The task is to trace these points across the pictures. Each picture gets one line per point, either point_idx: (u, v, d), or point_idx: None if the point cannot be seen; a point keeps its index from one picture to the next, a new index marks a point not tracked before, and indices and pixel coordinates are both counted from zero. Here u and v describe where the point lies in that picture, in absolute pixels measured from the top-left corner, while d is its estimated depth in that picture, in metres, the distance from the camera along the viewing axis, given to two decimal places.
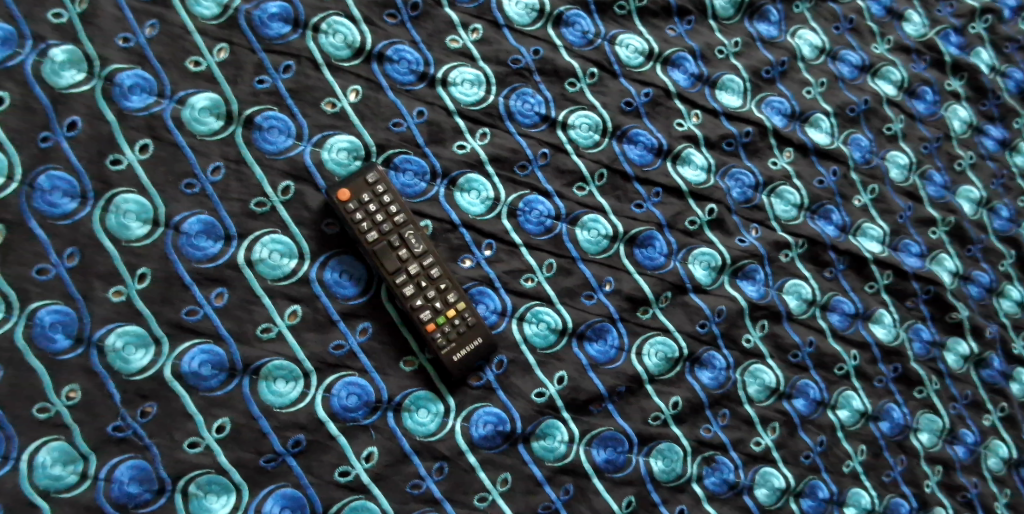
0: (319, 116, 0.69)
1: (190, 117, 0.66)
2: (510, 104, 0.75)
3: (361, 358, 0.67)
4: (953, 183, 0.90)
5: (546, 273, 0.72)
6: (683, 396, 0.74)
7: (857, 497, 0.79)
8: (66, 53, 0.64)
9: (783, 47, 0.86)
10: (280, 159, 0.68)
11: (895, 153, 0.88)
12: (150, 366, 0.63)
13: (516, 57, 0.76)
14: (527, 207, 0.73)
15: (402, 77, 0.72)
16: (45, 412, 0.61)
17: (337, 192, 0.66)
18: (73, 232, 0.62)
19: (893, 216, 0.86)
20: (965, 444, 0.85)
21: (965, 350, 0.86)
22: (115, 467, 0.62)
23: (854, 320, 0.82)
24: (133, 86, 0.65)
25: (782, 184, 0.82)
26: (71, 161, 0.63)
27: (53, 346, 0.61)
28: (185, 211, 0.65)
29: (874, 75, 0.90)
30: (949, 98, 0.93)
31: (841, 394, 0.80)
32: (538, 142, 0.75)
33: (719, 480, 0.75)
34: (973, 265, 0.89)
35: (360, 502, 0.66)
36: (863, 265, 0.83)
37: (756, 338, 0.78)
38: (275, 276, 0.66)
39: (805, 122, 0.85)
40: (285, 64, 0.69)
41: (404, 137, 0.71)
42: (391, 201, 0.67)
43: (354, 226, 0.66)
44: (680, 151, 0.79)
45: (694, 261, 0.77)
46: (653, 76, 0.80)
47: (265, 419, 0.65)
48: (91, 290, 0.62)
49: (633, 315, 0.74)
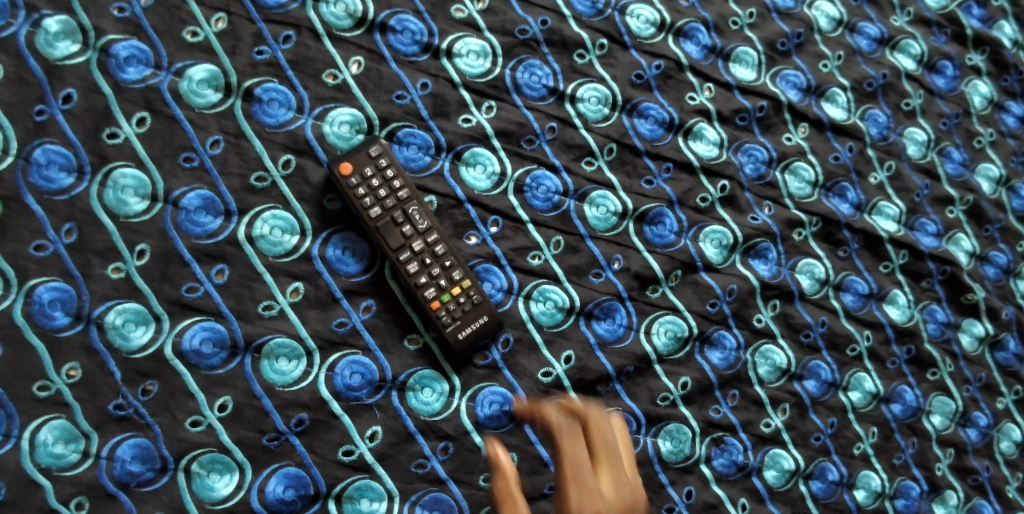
0: (320, 88, 0.67)
1: (188, 89, 0.64)
2: (516, 76, 0.73)
3: (364, 335, 0.66)
4: (972, 160, 0.88)
5: (553, 250, 0.71)
6: (692, 376, 0.73)
7: (867, 480, 0.78)
8: (59, 23, 0.62)
9: (799, 18, 0.83)
10: (280, 132, 0.66)
11: (913, 129, 0.85)
12: (150, 343, 0.62)
13: (523, 27, 0.73)
14: (534, 183, 0.71)
15: (405, 48, 0.70)
16: (47, 390, 0.60)
17: (339, 166, 0.65)
18: (69, 208, 0.61)
19: (910, 195, 0.84)
20: (978, 427, 0.83)
21: (980, 331, 0.85)
22: (117, 446, 0.61)
23: (867, 301, 0.80)
24: (128, 58, 0.63)
25: (796, 160, 0.79)
26: (67, 135, 0.61)
27: (53, 323, 0.60)
28: (184, 186, 0.64)
29: (892, 48, 0.87)
30: (969, 73, 0.90)
31: (853, 376, 0.78)
32: (545, 116, 0.73)
33: (728, 461, 0.73)
34: (990, 245, 0.87)
35: (365, 481, 0.65)
36: (878, 243, 0.81)
37: (767, 318, 0.76)
38: (276, 253, 0.65)
39: (821, 96, 0.82)
40: (285, 35, 0.67)
41: (407, 110, 0.69)
42: (394, 176, 0.66)
43: (356, 201, 0.64)
44: (692, 125, 0.77)
45: (705, 239, 0.75)
46: (664, 47, 0.77)
47: (267, 398, 0.64)
48: (89, 267, 0.61)
49: (642, 294, 0.73)
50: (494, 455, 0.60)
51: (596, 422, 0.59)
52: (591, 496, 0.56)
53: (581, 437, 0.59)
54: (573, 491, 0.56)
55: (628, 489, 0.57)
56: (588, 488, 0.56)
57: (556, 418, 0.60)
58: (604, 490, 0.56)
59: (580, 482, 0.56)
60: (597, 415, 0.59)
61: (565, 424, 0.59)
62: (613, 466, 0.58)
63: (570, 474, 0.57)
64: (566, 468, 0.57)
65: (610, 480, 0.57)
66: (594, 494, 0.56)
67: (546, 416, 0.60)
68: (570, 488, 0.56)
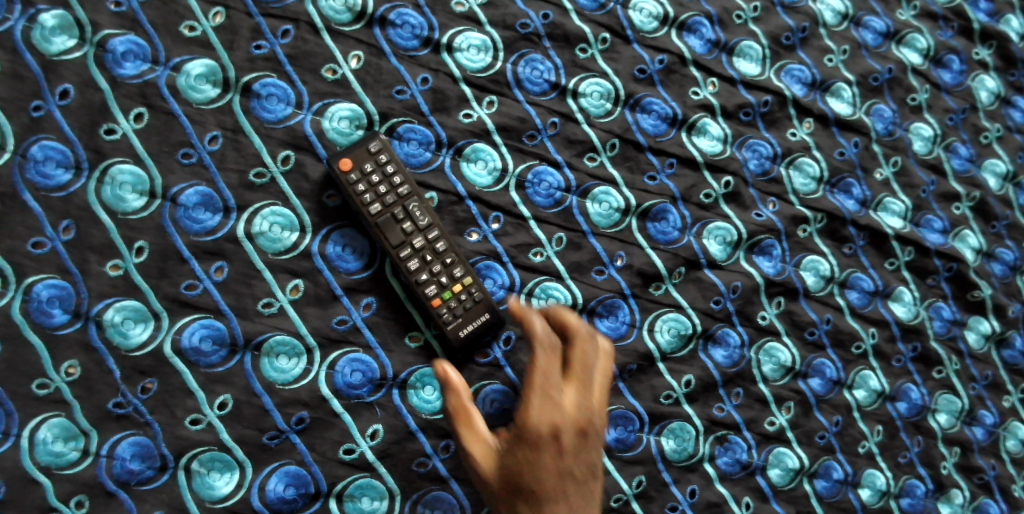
0: (319, 83, 0.67)
1: (186, 84, 0.64)
2: (518, 70, 0.72)
3: (365, 333, 0.66)
4: (978, 156, 0.87)
5: (555, 247, 0.70)
6: (696, 374, 0.72)
7: (872, 478, 0.77)
8: (56, 18, 0.61)
9: (804, 12, 0.82)
10: (279, 128, 0.65)
11: (919, 125, 0.85)
12: (149, 341, 0.61)
13: (524, 21, 0.73)
14: (536, 179, 0.71)
15: (405, 43, 0.69)
16: (45, 388, 0.59)
17: (338, 161, 0.64)
18: (67, 204, 0.60)
19: (916, 191, 0.83)
20: (984, 425, 0.83)
21: (987, 328, 0.84)
22: (116, 444, 0.60)
23: (873, 298, 0.79)
24: (126, 53, 0.63)
25: (801, 156, 0.79)
26: (64, 131, 0.61)
27: (51, 321, 0.60)
28: (183, 183, 0.63)
29: (898, 42, 0.86)
30: (976, 68, 0.89)
31: (858, 374, 0.78)
32: (547, 111, 0.72)
33: (732, 460, 0.73)
34: (997, 242, 0.86)
35: (366, 480, 0.65)
36: (884, 240, 0.80)
37: (771, 315, 0.75)
38: (275, 250, 0.64)
39: (826, 91, 0.82)
40: (283, 29, 0.66)
41: (408, 105, 0.68)
42: (395, 172, 0.65)
43: (356, 197, 0.64)
44: (696, 121, 0.76)
45: (708, 235, 0.74)
46: (667, 41, 0.77)
47: (266, 396, 0.63)
48: (87, 264, 0.61)
49: (646, 291, 0.72)
50: (443, 372, 0.62)
51: (579, 342, 0.62)
52: (555, 405, 0.59)
53: (557, 351, 0.61)
54: (537, 398, 0.59)
55: (589, 406, 0.61)
56: (553, 398, 0.59)
57: (541, 330, 0.61)
58: (566, 403, 0.60)
59: (546, 393, 0.59)
60: (583, 337, 0.63)
61: (545, 336, 0.61)
62: (581, 384, 0.61)
63: (538, 382, 0.60)
64: (535, 376, 0.60)
65: (574, 396, 0.61)
66: (557, 405, 0.59)
67: (531, 326, 0.61)
68: (535, 395, 0.59)
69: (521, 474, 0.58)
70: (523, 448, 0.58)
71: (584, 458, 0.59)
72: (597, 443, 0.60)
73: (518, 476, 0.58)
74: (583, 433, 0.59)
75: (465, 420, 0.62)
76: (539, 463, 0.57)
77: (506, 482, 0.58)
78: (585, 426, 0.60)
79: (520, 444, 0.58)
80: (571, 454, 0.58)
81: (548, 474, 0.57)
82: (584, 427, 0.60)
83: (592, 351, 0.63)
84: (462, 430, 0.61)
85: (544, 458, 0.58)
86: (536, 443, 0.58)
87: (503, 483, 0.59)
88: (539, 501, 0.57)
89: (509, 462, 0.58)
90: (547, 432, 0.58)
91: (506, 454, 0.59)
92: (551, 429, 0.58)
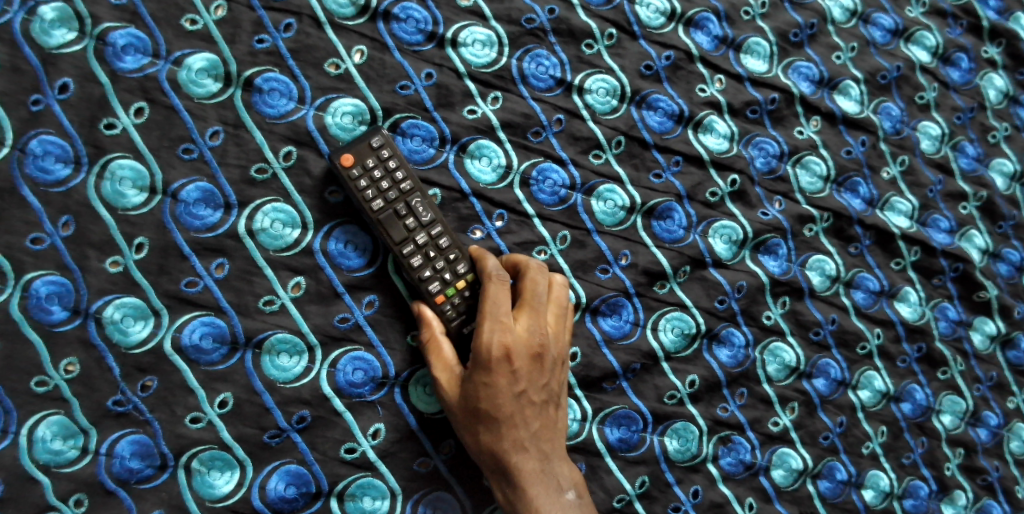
0: (322, 78, 0.66)
1: (187, 79, 0.63)
2: (523, 66, 0.71)
3: (367, 331, 0.65)
4: (986, 155, 0.87)
5: (559, 245, 0.69)
6: (700, 374, 0.72)
7: (876, 480, 0.76)
8: (55, 11, 0.60)
9: (812, 8, 0.82)
10: (281, 123, 0.64)
11: (927, 123, 0.84)
12: (149, 338, 0.61)
13: (530, 16, 0.72)
14: (540, 176, 0.70)
15: (409, 37, 0.68)
16: (44, 385, 0.58)
17: (340, 157, 0.63)
18: (66, 200, 0.60)
19: (923, 190, 0.82)
20: (988, 426, 0.82)
21: (992, 329, 0.83)
22: (116, 442, 0.60)
23: (878, 298, 0.79)
24: (126, 46, 0.62)
25: (808, 154, 0.78)
26: (63, 125, 0.60)
27: (51, 318, 0.59)
28: (183, 178, 0.62)
29: (907, 40, 0.85)
30: (985, 66, 0.88)
31: (863, 374, 0.77)
32: (552, 108, 0.71)
33: (735, 460, 0.72)
34: (1004, 242, 0.85)
35: (367, 480, 0.64)
36: (890, 239, 0.80)
37: (776, 315, 0.75)
38: (277, 247, 0.64)
39: (834, 89, 0.81)
40: (286, 23, 0.65)
41: (411, 100, 0.68)
42: (397, 167, 0.64)
43: (359, 194, 0.63)
44: (702, 118, 0.75)
45: (714, 234, 0.74)
46: (674, 37, 0.76)
47: (267, 394, 0.62)
48: (86, 260, 0.60)
49: (650, 290, 0.71)
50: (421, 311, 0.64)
51: (532, 274, 0.64)
52: (506, 328, 0.61)
53: (508, 283, 0.63)
54: (488, 324, 0.61)
55: (544, 331, 0.63)
56: (506, 324, 0.61)
57: (493, 266, 0.63)
58: (519, 329, 0.62)
59: (496, 318, 0.61)
60: (534, 268, 0.65)
61: (496, 270, 0.63)
62: (534, 313, 0.63)
63: (489, 309, 0.61)
64: (487, 303, 0.62)
65: (528, 323, 0.62)
66: (509, 330, 0.61)
67: (483, 264, 0.64)
68: (487, 321, 0.61)
69: (478, 399, 0.60)
70: (479, 374, 0.60)
71: (539, 381, 0.62)
72: (552, 367, 0.63)
73: (476, 401, 0.60)
74: (539, 358, 0.62)
75: (435, 350, 0.63)
76: (495, 387, 0.60)
77: (465, 407, 0.61)
78: (539, 350, 0.62)
79: (477, 370, 0.60)
80: (526, 377, 0.61)
81: (504, 398, 0.60)
82: (538, 352, 0.62)
83: (544, 282, 0.64)
84: (432, 361, 0.63)
85: (500, 383, 0.60)
86: (491, 369, 0.60)
87: (464, 408, 0.61)
88: (497, 424, 0.61)
89: (468, 387, 0.61)
90: (501, 356, 0.60)
91: (464, 381, 0.61)
92: (502, 351, 0.60)
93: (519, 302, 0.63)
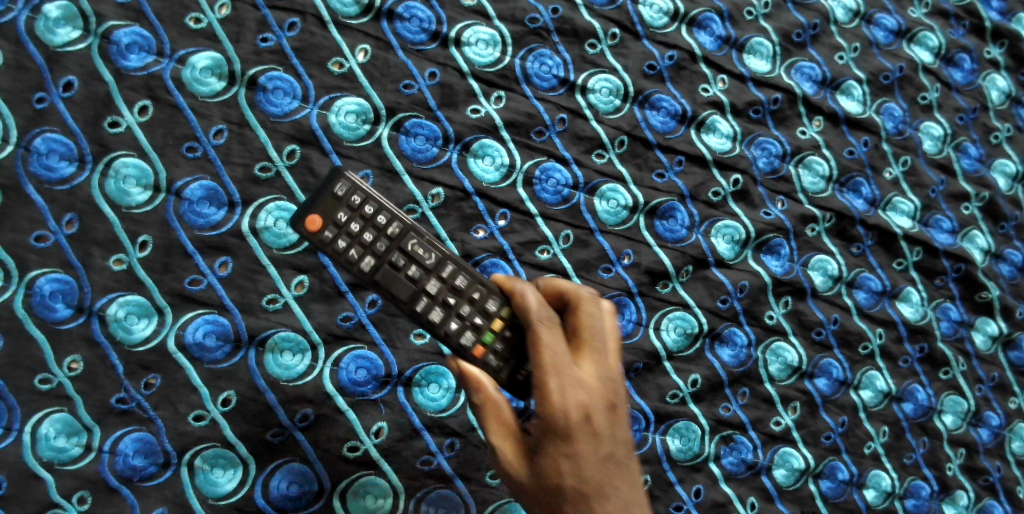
0: (326, 77, 0.66)
1: (191, 77, 0.63)
2: (526, 65, 0.71)
3: (370, 329, 0.65)
4: (988, 156, 0.87)
5: (562, 244, 0.69)
6: (702, 374, 0.72)
7: (878, 479, 0.76)
8: (60, 9, 0.61)
9: (815, 8, 0.82)
10: (285, 121, 0.64)
11: (929, 124, 0.84)
12: (153, 335, 0.61)
13: (533, 16, 0.72)
14: (543, 175, 0.70)
15: (413, 36, 0.69)
16: (47, 383, 0.59)
17: (305, 221, 0.58)
18: (70, 198, 0.60)
19: (925, 190, 0.82)
20: (989, 427, 0.82)
21: (993, 329, 0.84)
22: (119, 440, 0.60)
23: (880, 298, 0.79)
24: (130, 44, 0.62)
25: (810, 154, 0.78)
26: (68, 123, 0.60)
27: (54, 315, 0.59)
28: (187, 177, 0.62)
29: (909, 40, 0.86)
30: (987, 67, 0.89)
31: (864, 374, 0.77)
32: (556, 107, 0.71)
33: (737, 459, 0.72)
34: (1006, 243, 0.86)
35: (370, 478, 0.64)
36: (892, 240, 0.80)
37: (778, 315, 0.75)
38: (281, 246, 0.64)
39: (836, 89, 0.81)
40: (290, 22, 0.66)
41: (415, 99, 0.68)
42: (376, 212, 0.59)
43: (342, 257, 0.58)
44: (705, 118, 0.75)
45: (717, 234, 0.74)
46: (677, 37, 0.76)
47: (271, 392, 0.63)
48: (90, 258, 0.60)
49: (653, 289, 0.71)
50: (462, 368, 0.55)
51: (584, 306, 0.55)
52: (576, 383, 0.52)
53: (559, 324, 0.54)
54: (553, 382, 0.52)
55: (612, 374, 0.54)
56: (574, 376, 0.52)
57: (535, 306, 0.54)
58: (587, 378, 0.53)
59: (562, 374, 0.52)
60: (586, 299, 0.55)
61: (542, 312, 0.54)
62: (597, 355, 0.54)
63: (550, 363, 0.52)
64: (545, 356, 0.52)
65: (593, 369, 0.54)
66: (579, 383, 0.52)
67: (524, 301, 0.55)
68: (551, 378, 0.52)
69: (561, 474, 0.51)
70: (556, 442, 0.52)
71: (621, 435, 0.53)
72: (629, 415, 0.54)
73: (555, 474, 0.52)
74: (614, 408, 0.53)
75: (493, 412, 0.54)
76: (577, 455, 0.51)
77: (539, 481, 0.52)
78: (614, 399, 0.53)
79: (552, 437, 0.52)
80: (609, 435, 0.52)
81: (591, 468, 0.51)
82: (613, 401, 0.53)
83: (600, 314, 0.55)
84: (490, 427, 0.54)
85: (582, 449, 0.51)
86: (570, 436, 0.51)
87: (540, 483, 0.52)
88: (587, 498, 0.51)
89: (541, 458, 0.52)
90: (579, 417, 0.51)
91: (536, 450, 0.53)
92: (580, 411, 0.51)
93: (576, 343, 0.55)
